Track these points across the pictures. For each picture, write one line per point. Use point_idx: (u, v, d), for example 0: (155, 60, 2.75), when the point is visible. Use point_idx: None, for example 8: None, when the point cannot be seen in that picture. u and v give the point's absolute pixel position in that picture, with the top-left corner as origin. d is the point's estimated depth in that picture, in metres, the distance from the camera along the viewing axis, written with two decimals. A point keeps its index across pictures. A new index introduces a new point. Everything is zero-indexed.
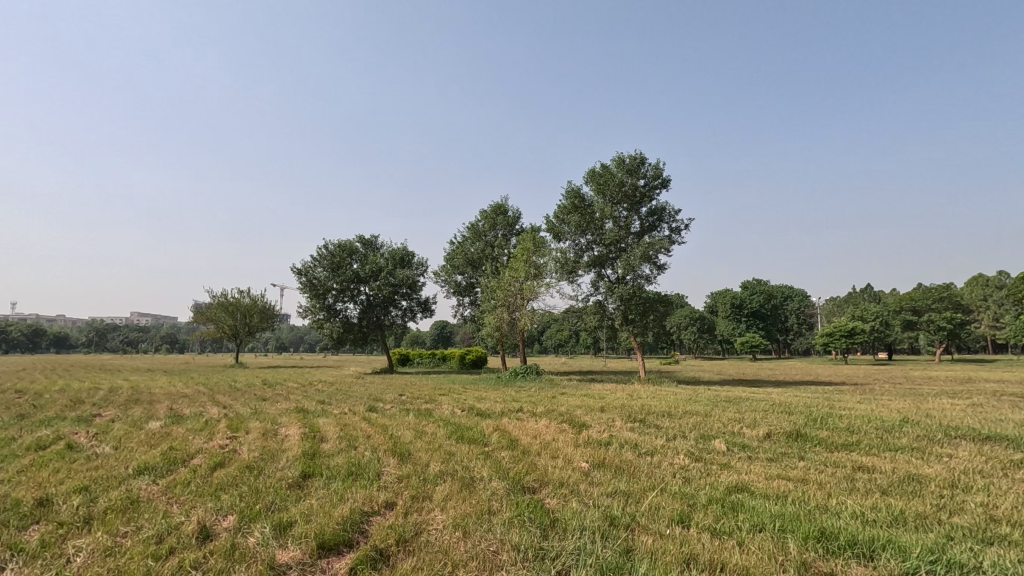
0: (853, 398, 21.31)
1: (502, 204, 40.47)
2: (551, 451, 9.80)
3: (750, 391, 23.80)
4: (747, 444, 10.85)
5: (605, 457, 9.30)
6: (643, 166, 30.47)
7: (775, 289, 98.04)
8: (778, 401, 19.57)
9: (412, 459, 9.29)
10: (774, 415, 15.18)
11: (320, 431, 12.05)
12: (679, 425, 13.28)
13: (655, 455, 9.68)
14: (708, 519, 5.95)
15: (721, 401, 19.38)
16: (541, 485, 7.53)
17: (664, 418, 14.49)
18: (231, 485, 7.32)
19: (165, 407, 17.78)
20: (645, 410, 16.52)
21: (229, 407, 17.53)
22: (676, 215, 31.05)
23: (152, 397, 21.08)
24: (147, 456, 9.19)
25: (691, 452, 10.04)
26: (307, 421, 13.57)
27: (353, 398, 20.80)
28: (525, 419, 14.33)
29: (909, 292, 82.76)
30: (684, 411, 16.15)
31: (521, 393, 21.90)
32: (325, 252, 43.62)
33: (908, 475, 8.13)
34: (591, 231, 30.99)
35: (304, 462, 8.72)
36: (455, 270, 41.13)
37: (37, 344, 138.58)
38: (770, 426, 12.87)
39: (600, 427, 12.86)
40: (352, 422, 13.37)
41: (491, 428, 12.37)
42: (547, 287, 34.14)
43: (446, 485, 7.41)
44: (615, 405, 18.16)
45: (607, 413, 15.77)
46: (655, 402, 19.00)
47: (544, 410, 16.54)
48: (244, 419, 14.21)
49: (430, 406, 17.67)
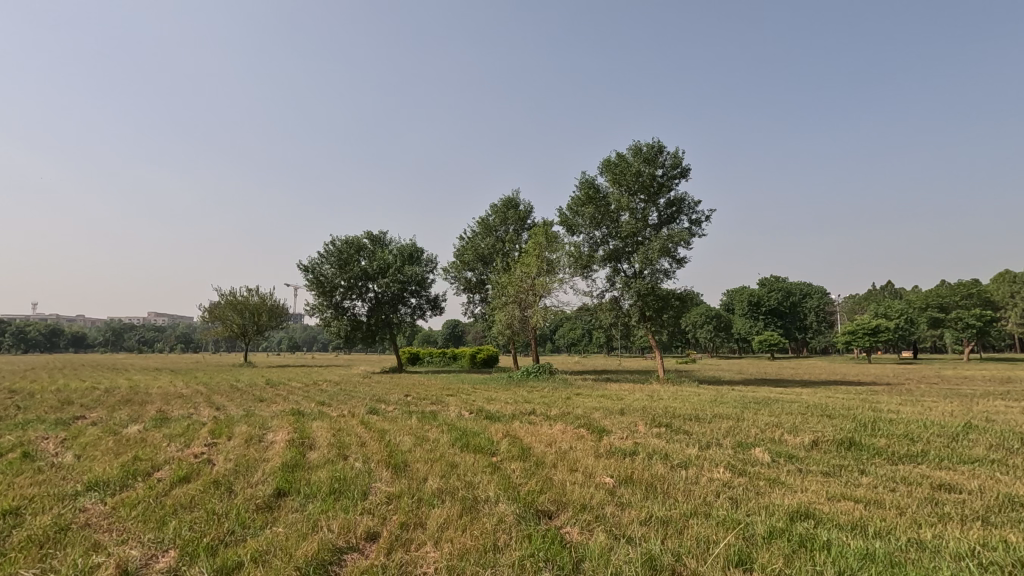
0: (893, 399, 19.63)
1: (513, 198, 39.25)
2: (570, 463, 8.47)
3: (779, 392, 22.29)
4: (795, 454, 9.44)
5: (632, 472, 7.96)
6: (662, 155, 28.99)
7: (794, 287, 95.79)
8: (814, 404, 17.94)
9: (409, 473, 8.01)
10: (815, 419, 13.68)
11: (311, 437, 10.87)
12: (711, 430, 11.88)
13: (691, 468, 8.29)
14: (776, 561, 4.60)
15: (750, 403, 17.87)
16: (559, 509, 6.23)
17: (692, 422, 13.09)
18: (187, 507, 6.11)
19: (154, 408, 16.74)
20: (671, 413, 15.10)
21: (222, 409, 16.43)
22: (696, 206, 29.51)
23: (146, 398, 20.05)
24: (104, 468, 8.03)
25: (732, 464, 8.64)
26: (299, 425, 12.36)
27: (355, 398, 19.62)
28: (538, 423, 12.98)
29: (935, 289, 79.90)
30: (714, 414, 14.75)
31: (534, 394, 20.55)
32: (332, 249, 42.63)
33: (1005, 496, 6.69)
34: (606, 223, 29.63)
35: (281, 476, 7.49)
36: (465, 267, 39.89)
37: (54, 344, 139.87)
38: (815, 432, 11.44)
39: (623, 433, 11.49)
40: (348, 426, 12.14)
41: (500, 434, 11.11)
42: (560, 283, 32.85)
43: (444, 508, 6.14)
44: (636, 407, 16.76)
45: (628, 416, 14.38)
46: (679, 404, 17.53)
47: (559, 412, 15.21)
48: (232, 422, 13.07)
49: (436, 408, 16.40)
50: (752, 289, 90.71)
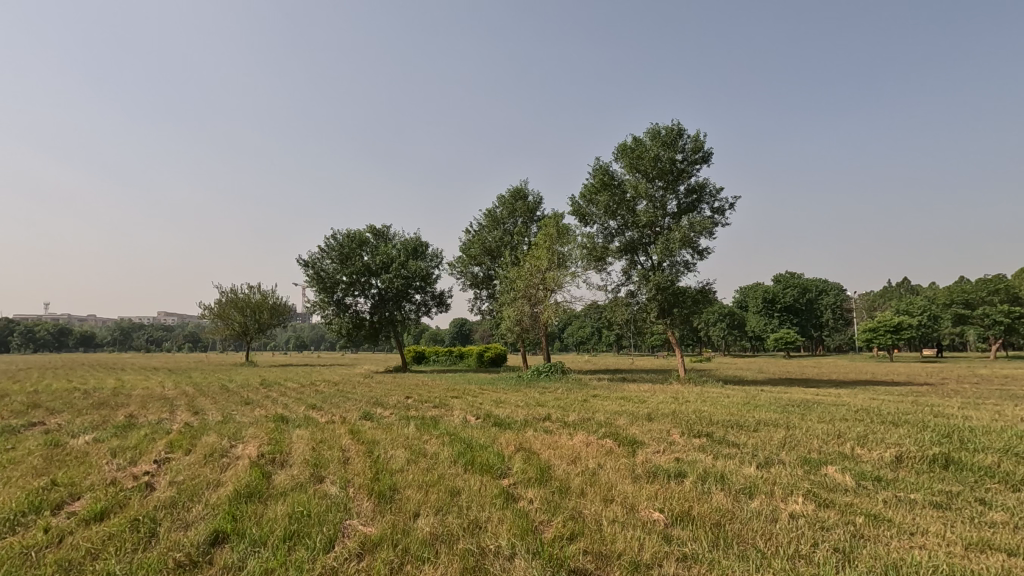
0: (948, 401, 17.58)
1: (521, 189, 37.37)
2: (601, 490, 6.61)
3: (816, 393, 20.23)
4: (883, 476, 7.51)
5: (688, 505, 6.06)
6: (681, 139, 27.02)
7: (810, 283, 93.10)
8: (864, 408, 15.95)
9: (396, 505, 6.18)
10: (879, 427, 11.67)
11: (286, 451, 9.08)
12: (763, 442, 9.93)
13: (762, 499, 6.38)
14: None
15: (793, 407, 15.88)
16: (600, 569, 4.42)
17: (737, 432, 11.13)
18: (73, 569, 4.31)
19: (125, 413, 14.95)
20: (706, 418, 13.18)
21: (200, 413, 14.73)
22: (718, 194, 27.55)
23: (123, 401, 18.28)
24: (5, 496, 6.24)
25: (811, 490, 6.73)
26: (277, 435, 10.55)
27: (351, 401, 17.81)
28: (556, 432, 11.13)
29: (959, 285, 77.15)
30: (756, 420, 12.81)
31: (547, 397, 18.62)
32: (333, 242, 40.85)
33: None
34: (622, 212, 27.72)
35: (227, 510, 5.66)
36: (471, 261, 38.06)
37: (62, 344, 138.88)
38: (892, 445, 9.47)
39: (658, 446, 9.61)
40: (332, 437, 10.31)
41: (512, 447, 9.28)
42: (571, 277, 31.02)
43: (439, 570, 4.31)
44: (663, 411, 14.84)
45: (659, 423, 12.44)
46: (712, 408, 15.54)
47: (577, 418, 13.32)
48: (200, 431, 11.26)
49: (438, 413, 14.54)
50: (767, 285, 88.14)
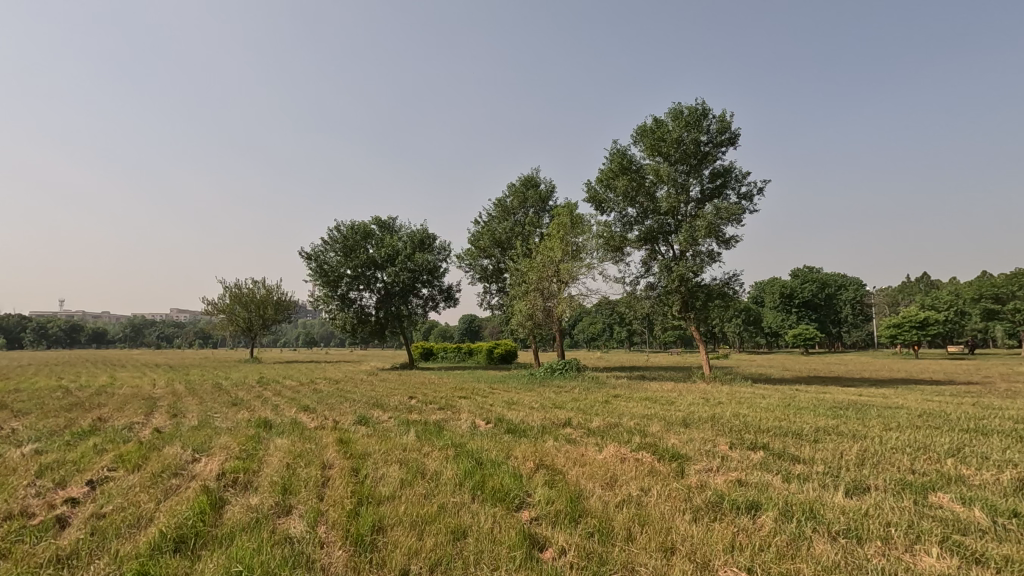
0: (1017, 404, 15.56)
1: (532, 177, 35.65)
2: (657, 534, 4.91)
3: (862, 395, 18.25)
4: (1021, 510, 5.69)
5: (786, 560, 4.32)
6: (706, 120, 25.12)
7: (829, 277, 90.31)
8: (927, 412, 14.02)
9: (377, 556, 4.51)
10: (967, 437, 9.76)
11: (255, 468, 7.45)
12: (836, 458, 8.13)
13: (881, 550, 4.62)
14: None
15: (845, 410, 14.00)
16: None
17: (800, 444, 9.30)
18: None
19: (96, 416, 13.42)
20: (752, 425, 11.38)
21: (179, 417, 13.11)
22: (745, 178, 25.60)
23: (101, 401, 16.69)
24: None
25: (942, 534, 4.96)
26: (251, 446, 8.90)
27: (348, 402, 16.22)
28: (580, 443, 9.43)
29: (987, 280, 74.14)
30: (814, 428, 10.94)
31: (563, 397, 16.92)
32: (337, 234, 39.35)
33: None
34: (641, 199, 25.90)
35: (136, 567, 4.02)
36: (480, 253, 36.46)
37: (74, 340, 138.38)
38: (1003, 464, 7.57)
39: (708, 462, 7.87)
40: (314, 449, 8.65)
41: (532, 465, 7.57)
42: (587, 269, 29.19)
43: None
44: (700, 416, 13.03)
45: (700, 431, 10.62)
46: (753, 412, 13.72)
47: (602, 424, 11.58)
48: (165, 440, 9.64)
49: (443, 417, 12.88)
50: (785, 280, 85.60)
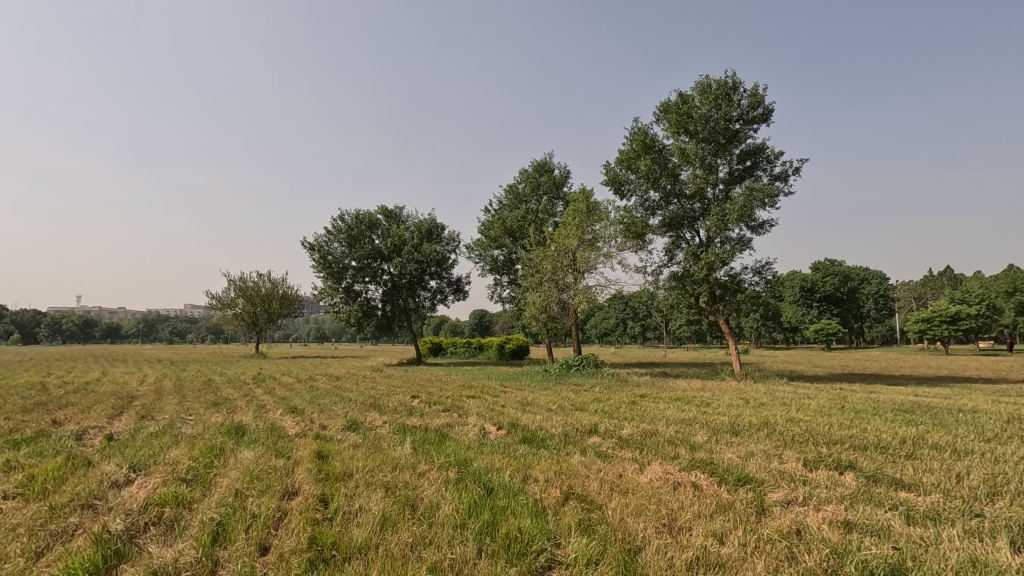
0: None
1: (546, 162, 33.70)
2: None
3: (922, 396, 16.11)
4: None
5: None
6: (736, 94, 23.01)
7: (851, 271, 87.35)
8: (1012, 418, 11.93)
9: None
10: None
11: (195, 496, 5.64)
12: (958, 486, 6.16)
13: None
14: None
15: (916, 416, 11.93)
16: None
17: (896, 463, 7.29)
18: None
19: (52, 419, 11.74)
20: (819, 434, 9.41)
21: (142, 421, 11.37)
22: (778, 158, 23.48)
23: (70, 401, 15.06)
24: None
25: None
26: (205, 462, 7.12)
27: (342, 403, 14.48)
28: (615, 459, 7.54)
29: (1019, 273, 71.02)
30: (898, 439, 8.94)
31: (584, 398, 15.01)
32: (341, 225, 37.70)
33: None
34: (664, 181, 23.89)
35: None
36: (491, 244, 34.56)
37: (86, 336, 138.21)
38: None
39: (790, 490, 5.94)
40: (279, 468, 6.81)
41: (556, 494, 5.69)
42: (604, 257, 27.18)
43: None
44: (749, 422, 11.06)
45: (759, 443, 8.69)
46: (809, 417, 11.71)
47: (636, 432, 9.65)
48: (105, 452, 7.88)
49: (447, 422, 11.03)
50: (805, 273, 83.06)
